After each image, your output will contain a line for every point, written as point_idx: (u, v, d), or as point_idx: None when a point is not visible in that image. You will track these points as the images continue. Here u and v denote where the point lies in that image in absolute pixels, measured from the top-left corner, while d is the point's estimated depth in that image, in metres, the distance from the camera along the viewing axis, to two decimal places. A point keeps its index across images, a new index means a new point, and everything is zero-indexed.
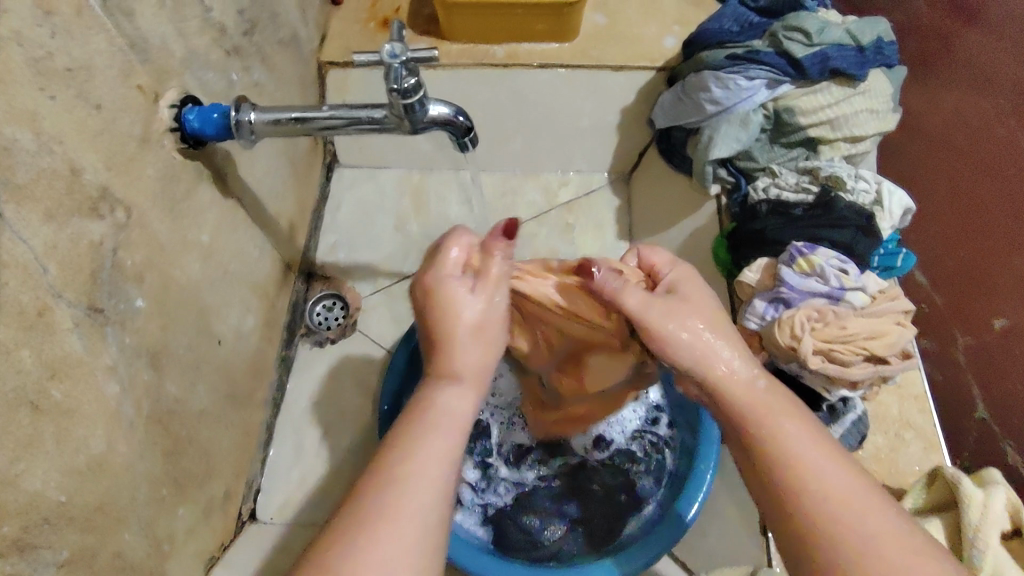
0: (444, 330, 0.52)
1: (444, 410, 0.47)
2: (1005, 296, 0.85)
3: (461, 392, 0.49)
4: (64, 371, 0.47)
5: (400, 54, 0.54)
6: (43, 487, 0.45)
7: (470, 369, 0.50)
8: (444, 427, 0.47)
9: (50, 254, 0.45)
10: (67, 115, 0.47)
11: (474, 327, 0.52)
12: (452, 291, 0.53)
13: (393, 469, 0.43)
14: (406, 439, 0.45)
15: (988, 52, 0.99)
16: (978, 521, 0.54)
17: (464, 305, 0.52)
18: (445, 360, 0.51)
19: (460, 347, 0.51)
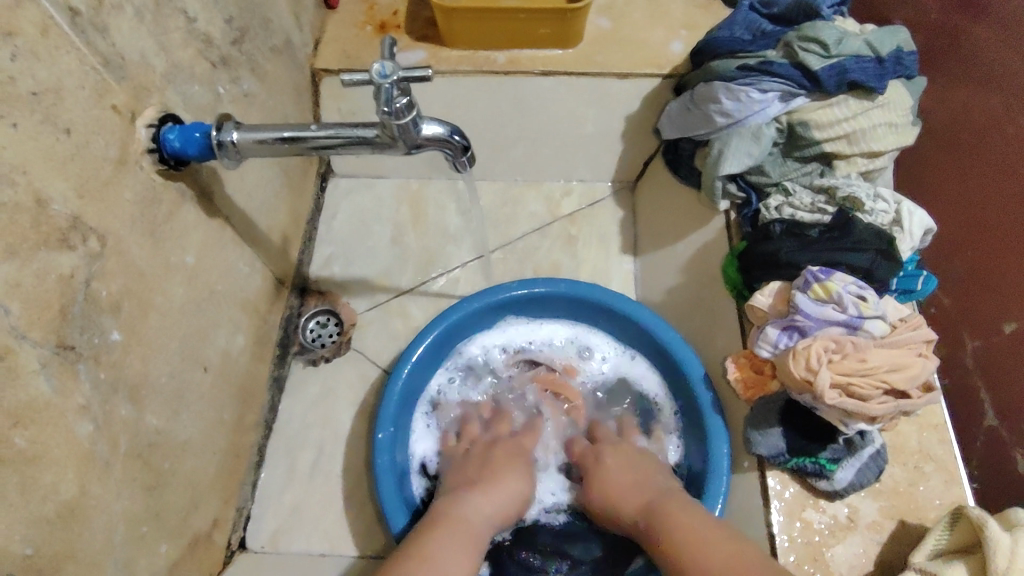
0: (494, 468, 0.71)
1: (467, 517, 0.63)
2: (1014, 299, 0.70)
3: (479, 510, 0.64)
4: (30, 417, 0.43)
5: (391, 74, 0.51)
6: (6, 542, 0.41)
7: (488, 504, 0.66)
8: (465, 535, 0.61)
9: (12, 293, 0.42)
10: (32, 142, 0.43)
11: (517, 480, 0.70)
12: (516, 460, 0.73)
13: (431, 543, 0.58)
14: (443, 543, 0.59)
15: (998, 39, 0.73)
16: (1005, 568, 0.51)
17: (515, 449, 0.75)
18: (483, 488, 0.67)
19: (500, 486, 0.68)
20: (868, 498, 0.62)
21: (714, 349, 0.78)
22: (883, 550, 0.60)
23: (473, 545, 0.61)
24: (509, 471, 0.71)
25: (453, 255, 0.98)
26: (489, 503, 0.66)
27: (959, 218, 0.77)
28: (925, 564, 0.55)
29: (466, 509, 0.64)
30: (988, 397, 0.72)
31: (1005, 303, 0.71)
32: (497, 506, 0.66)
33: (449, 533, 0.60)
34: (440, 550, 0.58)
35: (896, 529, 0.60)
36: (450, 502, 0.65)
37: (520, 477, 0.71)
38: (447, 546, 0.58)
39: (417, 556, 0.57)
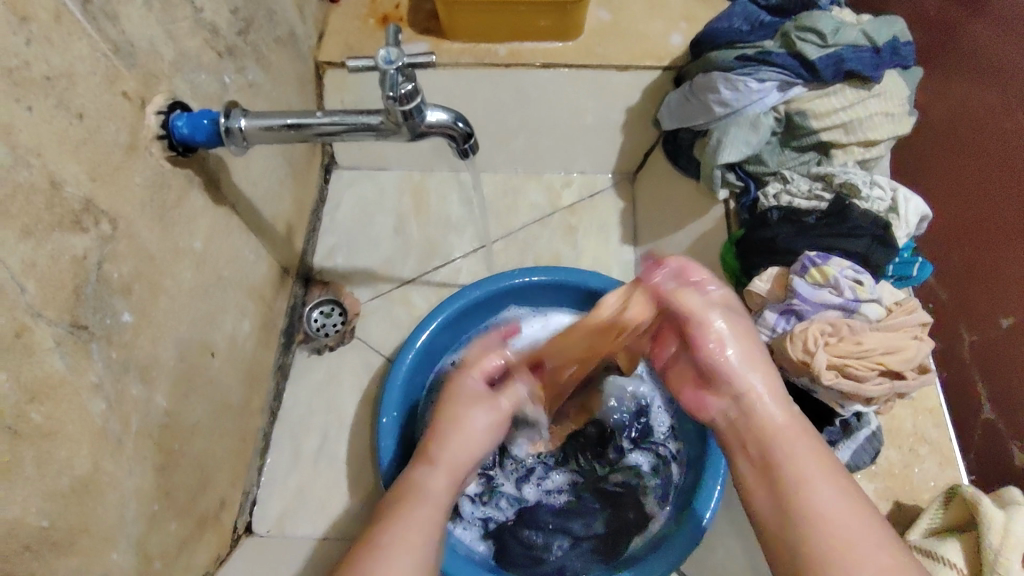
0: (451, 417, 0.60)
1: (426, 491, 0.55)
2: (1009, 286, 0.66)
3: (441, 478, 0.56)
4: (45, 394, 0.45)
5: (396, 60, 0.52)
6: (22, 514, 0.43)
7: (450, 456, 0.58)
8: (427, 508, 0.54)
9: (28, 272, 0.43)
10: (45, 125, 0.44)
11: (479, 425, 0.60)
12: (477, 394, 0.62)
13: (383, 534, 0.50)
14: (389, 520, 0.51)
15: (997, 34, 0.71)
16: (999, 544, 0.52)
17: (470, 379, 0.63)
18: (435, 446, 0.59)
19: (454, 441, 0.59)
20: (864, 480, 0.63)
21: None
22: None
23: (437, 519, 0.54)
24: (465, 419, 0.60)
25: (455, 245, 0.99)
26: (447, 468, 0.57)
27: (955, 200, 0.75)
28: (922, 542, 0.56)
29: (424, 482, 0.56)
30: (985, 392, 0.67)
31: (1002, 293, 0.67)
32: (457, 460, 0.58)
33: (404, 513, 0.52)
34: (398, 531, 0.51)
35: None
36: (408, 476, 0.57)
37: (483, 420, 0.60)
38: (407, 529, 0.51)
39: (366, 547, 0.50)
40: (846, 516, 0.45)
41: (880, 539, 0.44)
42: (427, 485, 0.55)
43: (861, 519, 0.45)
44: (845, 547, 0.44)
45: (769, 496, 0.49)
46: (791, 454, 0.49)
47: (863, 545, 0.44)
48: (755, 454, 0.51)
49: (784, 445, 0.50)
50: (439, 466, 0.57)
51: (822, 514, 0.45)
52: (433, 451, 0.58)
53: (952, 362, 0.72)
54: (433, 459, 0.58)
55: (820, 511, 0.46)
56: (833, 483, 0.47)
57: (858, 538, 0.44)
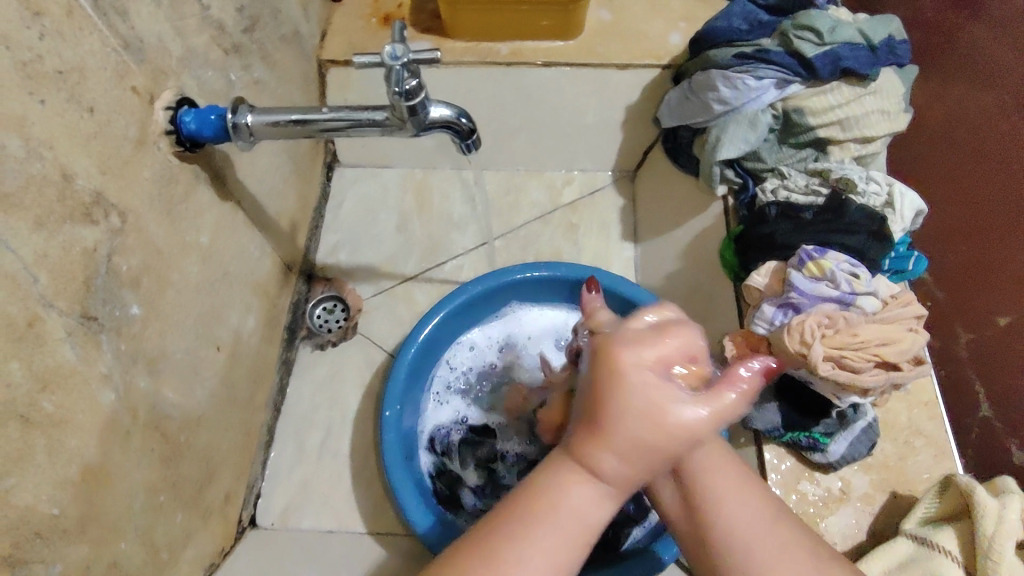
0: (610, 418, 0.40)
1: (570, 510, 0.41)
2: (1006, 288, 0.72)
3: (597, 493, 0.41)
4: (56, 382, 0.45)
5: (401, 56, 0.53)
6: (34, 502, 0.43)
7: (622, 473, 0.41)
8: (567, 530, 0.41)
9: (41, 263, 0.44)
10: (57, 119, 0.45)
11: (649, 440, 0.40)
12: (665, 396, 0.39)
13: (507, 536, 0.41)
14: (521, 527, 0.41)
15: (999, 43, 0.78)
16: (993, 533, 0.54)
17: (631, 362, 0.40)
18: (593, 453, 0.41)
19: (618, 448, 0.40)
20: (861, 472, 0.64)
21: (712, 331, 0.80)
22: (876, 521, 0.62)
23: (577, 544, 0.41)
24: (663, 423, 0.39)
25: (457, 242, 1.00)
26: (612, 482, 0.41)
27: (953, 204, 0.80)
28: (917, 531, 0.57)
29: (568, 487, 0.41)
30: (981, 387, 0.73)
31: (998, 294, 0.73)
32: (626, 478, 0.41)
33: (538, 519, 0.41)
34: (519, 549, 0.40)
35: (888, 500, 0.63)
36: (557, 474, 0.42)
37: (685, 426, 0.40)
38: (533, 541, 0.40)
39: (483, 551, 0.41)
40: (761, 539, 0.42)
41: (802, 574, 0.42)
42: (568, 496, 0.41)
43: (789, 556, 0.42)
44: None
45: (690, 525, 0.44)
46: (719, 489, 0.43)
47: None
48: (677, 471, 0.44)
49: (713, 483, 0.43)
50: (605, 479, 0.41)
51: (728, 532, 0.42)
52: (579, 443, 0.41)
53: (949, 362, 0.76)
54: (596, 473, 0.41)
55: (734, 539, 0.42)
56: (755, 514, 0.43)
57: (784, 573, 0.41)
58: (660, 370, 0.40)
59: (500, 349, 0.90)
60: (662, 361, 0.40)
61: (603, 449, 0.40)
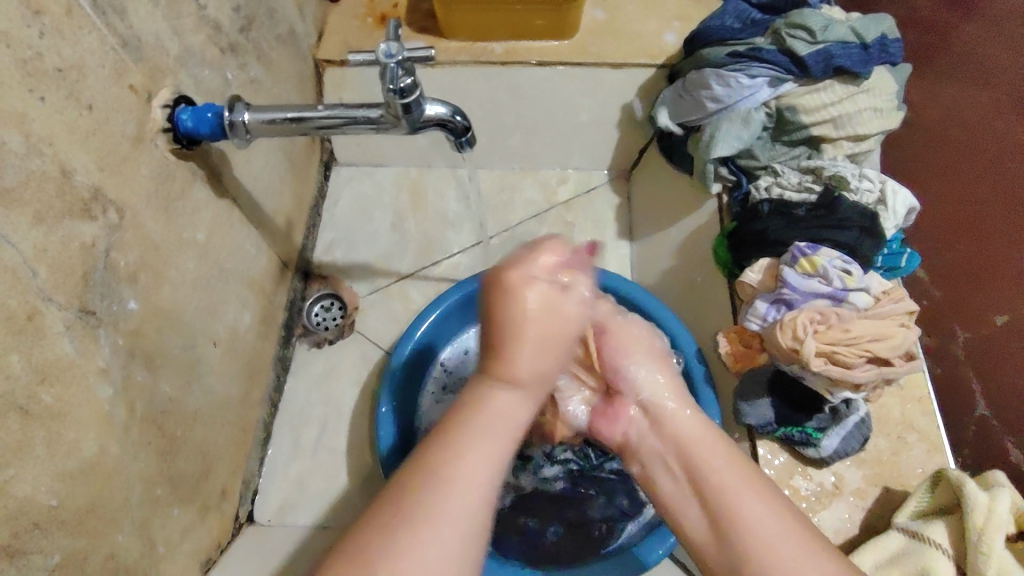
0: (510, 323, 0.49)
1: (495, 415, 0.47)
2: (1005, 289, 0.75)
3: (517, 397, 0.49)
4: (55, 376, 0.46)
5: (396, 54, 0.54)
6: (33, 492, 0.44)
7: (533, 374, 0.49)
8: (496, 432, 0.47)
9: (40, 257, 0.44)
10: (57, 115, 0.46)
11: (543, 336, 0.49)
12: (550, 294, 0.50)
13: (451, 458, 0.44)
14: (453, 439, 0.45)
15: (992, 39, 0.81)
16: (982, 525, 0.54)
17: (526, 287, 0.50)
18: (506, 363, 0.49)
19: (528, 351, 0.49)
20: (853, 466, 0.64)
21: (706, 327, 0.81)
22: (867, 515, 0.62)
23: (508, 449, 0.47)
24: (523, 299, 0.49)
25: (452, 241, 1.00)
26: (526, 389, 0.49)
27: (951, 201, 0.81)
28: (907, 523, 0.58)
29: (494, 400, 0.48)
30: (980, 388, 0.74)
31: (995, 294, 0.76)
32: (535, 377, 0.49)
33: (474, 427, 0.46)
34: (463, 460, 0.44)
35: (880, 494, 0.63)
36: (479, 386, 0.49)
37: (565, 317, 0.51)
38: (474, 449, 0.45)
39: (431, 468, 0.44)
40: (747, 497, 0.46)
41: (793, 525, 0.45)
42: (495, 403, 0.48)
43: (788, 531, 0.45)
44: (774, 542, 0.44)
45: (694, 510, 0.49)
46: (703, 462, 0.49)
47: (766, 528, 0.45)
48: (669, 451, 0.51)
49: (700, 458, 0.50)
50: (518, 384, 0.49)
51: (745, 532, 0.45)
52: (492, 366, 0.50)
53: (946, 359, 0.77)
54: (515, 381, 0.49)
55: (746, 531, 0.45)
56: (739, 475, 0.48)
57: (764, 523, 0.45)
58: (545, 278, 0.51)
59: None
60: (547, 273, 0.51)
61: (518, 356, 0.49)
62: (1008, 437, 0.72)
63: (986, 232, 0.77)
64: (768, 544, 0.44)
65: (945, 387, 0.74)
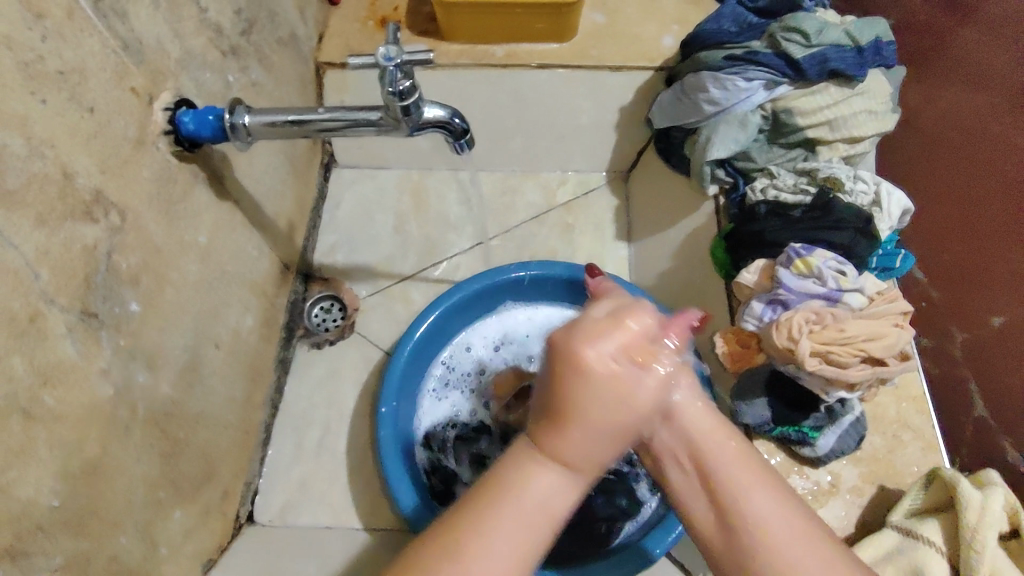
0: (572, 401, 0.39)
1: (537, 502, 0.39)
2: (1000, 291, 0.76)
3: (564, 484, 0.40)
4: (57, 377, 0.46)
5: (395, 57, 0.54)
6: (35, 494, 0.44)
7: (586, 460, 0.40)
8: (534, 526, 0.39)
9: (42, 260, 0.45)
10: (59, 119, 0.46)
11: (609, 424, 0.40)
12: (628, 378, 0.40)
13: (469, 543, 0.38)
14: (484, 522, 0.38)
15: (986, 45, 0.83)
16: (976, 523, 0.55)
17: (591, 351, 0.40)
18: (557, 439, 0.40)
19: (582, 429, 0.40)
20: (849, 465, 0.65)
21: (705, 327, 0.82)
22: (864, 513, 0.63)
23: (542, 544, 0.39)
24: (600, 383, 0.39)
25: (452, 242, 1.01)
26: (574, 475, 0.40)
27: (947, 202, 0.82)
28: (902, 522, 0.58)
29: (534, 480, 0.40)
30: (978, 388, 0.76)
31: (991, 296, 0.77)
32: (590, 464, 0.40)
33: (505, 511, 0.39)
34: (485, 551, 0.38)
35: (876, 492, 0.64)
36: (517, 465, 0.40)
37: (639, 400, 0.40)
38: (500, 545, 0.38)
39: (455, 545, 0.38)
40: (762, 497, 0.41)
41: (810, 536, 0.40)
42: (533, 488, 0.39)
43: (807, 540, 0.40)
44: (771, 527, 0.40)
45: (702, 505, 0.43)
46: (719, 464, 0.42)
47: (772, 515, 0.41)
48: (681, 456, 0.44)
49: (716, 465, 0.42)
50: (569, 469, 0.40)
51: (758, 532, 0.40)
52: (541, 433, 0.41)
53: (942, 359, 0.78)
54: (565, 465, 0.40)
55: (756, 530, 0.40)
56: (756, 480, 0.42)
57: (776, 524, 0.40)
58: (616, 353, 0.40)
59: (495, 348, 0.90)
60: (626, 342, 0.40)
61: (566, 438, 0.40)
62: (1005, 437, 0.73)
63: (982, 232, 0.79)
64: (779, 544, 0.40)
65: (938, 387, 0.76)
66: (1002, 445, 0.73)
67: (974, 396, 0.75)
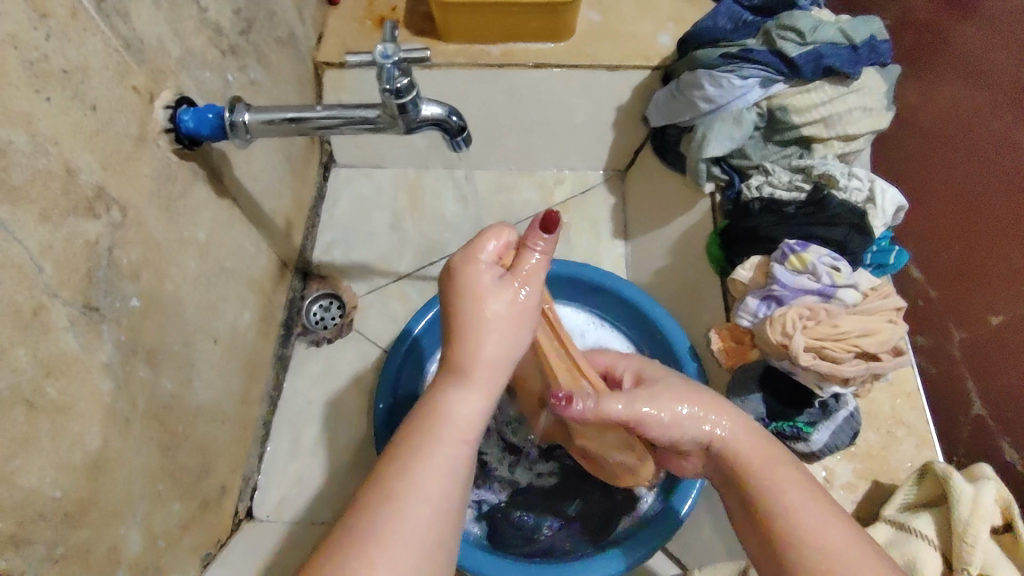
0: (464, 325, 0.51)
1: (456, 418, 0.49)
2: (999, 291, 0.78)
3: (473, 396, 0.50)
4: (60, 370, 0.47)
5: (392, 55, 0.55)
6: (38, 484, 0.45)
7: (482, 367, 0.50)
8: (453, 437, 0.48)
9: (45, 254, 0.46)
10: (62, 116, 0.47)
11: (505, 321, 0.51)
12: (493, 288, 0.51)
13: (409, 468, 0.47)
14: (415, 447, 0.48)
15: (986, 39, 0.86)
16: (968, 515, 0.55)
17: (481, 297, 0.51)
18: (460, 362, 0.51)
19: (479, 344, 0.50)
20: (843, 461, 0.65)
21: (700, 325, 0.82)
22: (857, 508, 0.63)
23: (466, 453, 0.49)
24: (477, 301, 0.50)
25: (450, 241, 1.01)
26: (480, 384, 0.50)
27: (945, 200, 0.85)
28: (895, 516, 0.59)
29: (456, 402, 0.50)
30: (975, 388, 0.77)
31: (988, 296, 0.79)
32: (491, 371, 0.51)
33: (434, 434, 0.48)
34: (422, 470, 0.47)
35: (869, 487, 0.64)
36: (437, 395, 0.51)
37: (504, 311, 0.51)
38: (433, 460, 0.47)
39: (398, 465, 0.47)
40: (804, 509, 0.50)
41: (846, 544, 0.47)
42: (452, 407, 0.49)
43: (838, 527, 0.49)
44: (799, 512, 0.50)
45: (756, 535, 0.52)
46: (754, 474, 0.53)
47: (801, 506, 0.50)
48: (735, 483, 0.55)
49: (761, 489, 0.52)
50: (474, 385, 0.50)
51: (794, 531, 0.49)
52: (449, 374, 0.51)
53: (942, 359, 0.80)
54: (466, 377, 0.50)
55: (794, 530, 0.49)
56: (796, 495, 0.51)
57: (808, 529, 0.49)
58: (487, 268, 0.52)
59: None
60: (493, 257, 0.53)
61: (471, 348, 0.50)
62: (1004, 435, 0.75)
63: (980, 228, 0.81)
64: (815, 548, 0.48)
65: (939, 386, 0.78)
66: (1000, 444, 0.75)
67: (972, 395, 0.76)
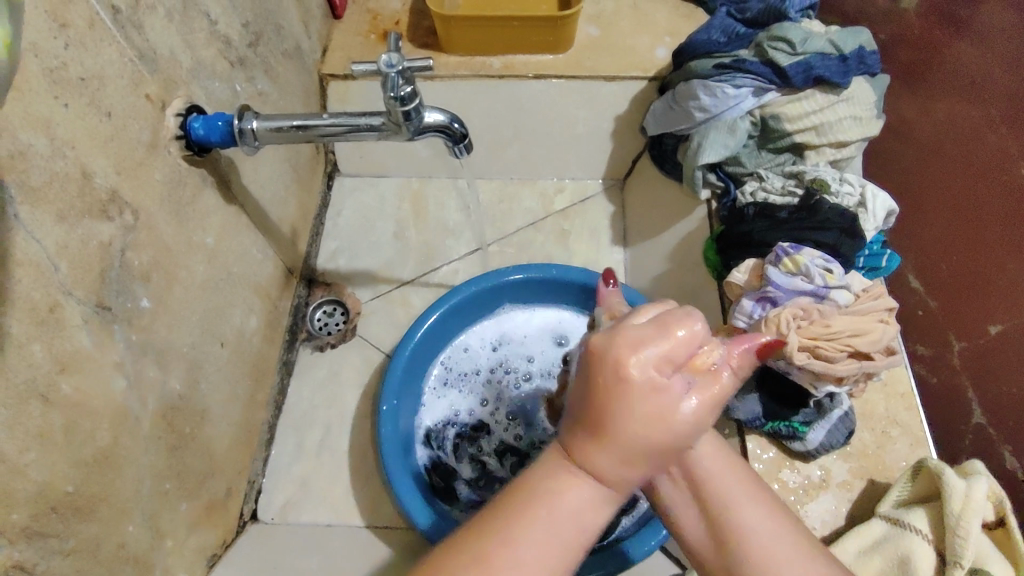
0: (614, 419, 0.40)
1: (568, 515, 0.41)
2: (1000, 300, 0.85)
3: (592, 489, 0.41)
4: (74, 366, 0.48)
5: (397, 63, 0.57)
6: (50, 478, 0.46)
7: (614, 469, 0.40)
8: (564, 526, 0.41)
9: (61, 253, 0.47)
10: (79, 122, 0.49)
11: (642, 443, 0.40)
12: (655, 395, 0.40)
13: (498, 536, 0.40)
14: (511, 529, 0.40)
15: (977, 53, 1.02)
16: (960, 510, 0.57)
17: (631, 359, 0.39)
18: (593, 450, 0.41)
19: (619, 444, 0.40)
20: (839, 461, 0.66)
21: None
22: (853, 505, 0.64)
23: (568, 551, 0.41)
24: (632, 400, 0.39)
25: (451, 248, 1.03)
26: (612, 486, 0.41)
27: (948, 208, 0.90)
28: (890, 512, 0.60)
29: (564, 488, 0.41)
30: (976, 398, 0.79)
31: (989, 306, 0.84)
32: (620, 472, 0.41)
33: (536, 522, 0.41)
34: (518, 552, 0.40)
35: (866, 486, 0.65)
36: (550, 471, 0.42)
37: (675, 428, 0.40)
38: (531, 537, 0.40)
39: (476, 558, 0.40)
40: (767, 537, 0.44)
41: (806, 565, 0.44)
42: (567, 491, 0.41)
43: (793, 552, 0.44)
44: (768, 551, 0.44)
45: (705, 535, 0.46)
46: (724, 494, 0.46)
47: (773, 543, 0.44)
48: (702, 514, 0.47)
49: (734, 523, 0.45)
50: (600, 479, 0.41)
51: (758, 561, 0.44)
52: (576, 446, 0.41)
53: (942, 370, 0.80)
54: (588, 468, 0.41)
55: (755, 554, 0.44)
56: (767, 519, 0.45)
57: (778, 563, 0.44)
58: (651, 360, 0.40)
59: (493, 348, 0.93)
60: (666, 361, 0.40)
61: (603, 450, 0.40)
62: (1004, 443, 0.77)
63: (981, 233, 0.89)
64: (769, 552, 0.44)
65: (939, 398, 0.79)
66: (1001, 451, 0.76)
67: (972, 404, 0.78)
